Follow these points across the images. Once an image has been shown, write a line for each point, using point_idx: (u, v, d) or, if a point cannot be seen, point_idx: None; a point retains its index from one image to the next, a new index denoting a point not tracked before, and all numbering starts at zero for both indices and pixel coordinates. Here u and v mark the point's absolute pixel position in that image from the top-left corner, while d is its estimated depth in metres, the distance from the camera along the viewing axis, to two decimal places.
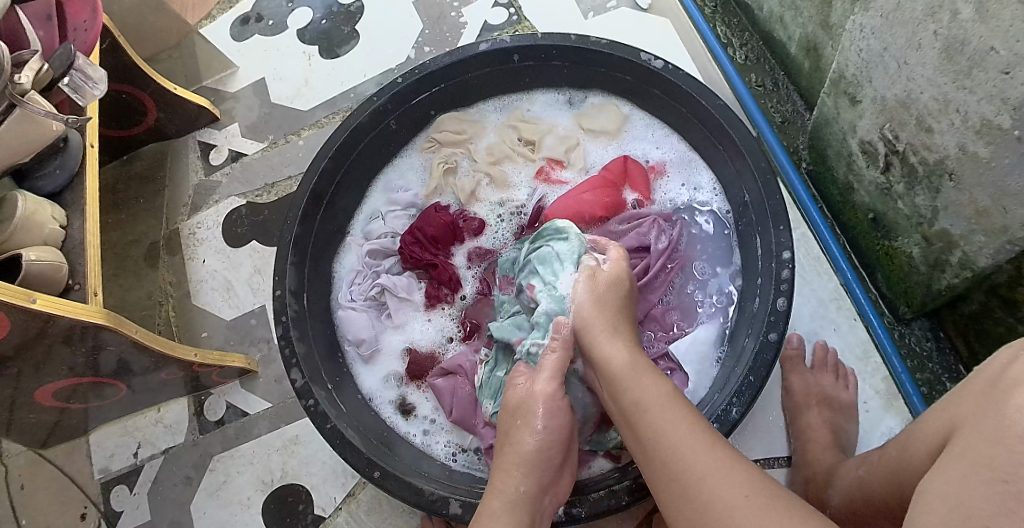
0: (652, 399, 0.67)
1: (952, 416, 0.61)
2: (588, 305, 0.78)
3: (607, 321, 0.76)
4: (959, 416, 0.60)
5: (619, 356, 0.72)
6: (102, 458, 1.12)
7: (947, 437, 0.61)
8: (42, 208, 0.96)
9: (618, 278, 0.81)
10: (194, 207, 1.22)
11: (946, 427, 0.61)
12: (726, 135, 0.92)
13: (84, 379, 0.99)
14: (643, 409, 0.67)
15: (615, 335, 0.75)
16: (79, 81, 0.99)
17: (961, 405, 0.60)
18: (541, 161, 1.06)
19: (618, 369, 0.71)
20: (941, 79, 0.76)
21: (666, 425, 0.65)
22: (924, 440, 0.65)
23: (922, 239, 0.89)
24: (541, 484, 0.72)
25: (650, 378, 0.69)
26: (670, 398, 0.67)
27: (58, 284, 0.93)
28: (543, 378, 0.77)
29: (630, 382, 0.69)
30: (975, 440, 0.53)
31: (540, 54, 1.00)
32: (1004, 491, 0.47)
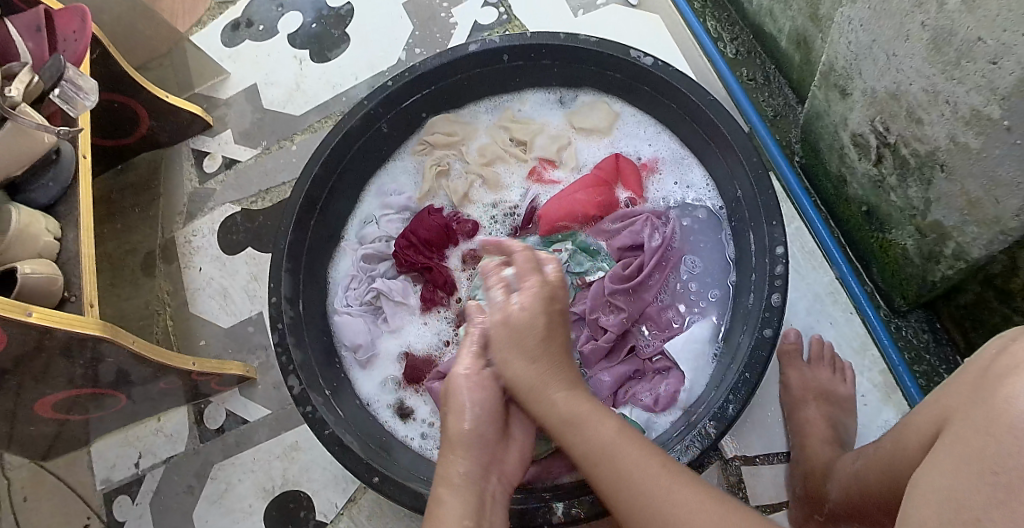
0: (601, 439, 0.67)
1: (944, 408, 0.61)
2: (514, 359, 0.74)
3: (520, 338, 0.74)
4: (951, 408, 0.60)
5: (559, 399, 0.71)
6: (104, 469, 1.12)
7: (938, 428, 0.61)
8: (37, 220, 0.96)
9: (530, 320, 0.74)
10: (189, 215, 1.22)
11: (937, 419, 0.61)
12: (717, 131, 0.91)
13: (83, 390, 1.00)
14: (592, 451, 0.67)
15: (543, 374, 0.73)
16: (70, 92, 1.00)
17: (954, 396, 0.60)
18: (533, 161, 1.05)
19: (554, 409, 0.71)
20: (930, 71, 0.76)
21: (618, 462, 0.65)
22: (917, 433, 0.65)
23: (915, 231, 0.89)
24: (482, 462, 0.72)
25: (590, 413, 0.69)
26: (613, 434, 0.67)
27: (54, 297, 0.93)
28: (463, 360, 0.77)
29: (572, 430, 0.69)
30: (967, 430, 0.53)
31: (530, 53, 1.00)
32: (993, 482, 0.47)
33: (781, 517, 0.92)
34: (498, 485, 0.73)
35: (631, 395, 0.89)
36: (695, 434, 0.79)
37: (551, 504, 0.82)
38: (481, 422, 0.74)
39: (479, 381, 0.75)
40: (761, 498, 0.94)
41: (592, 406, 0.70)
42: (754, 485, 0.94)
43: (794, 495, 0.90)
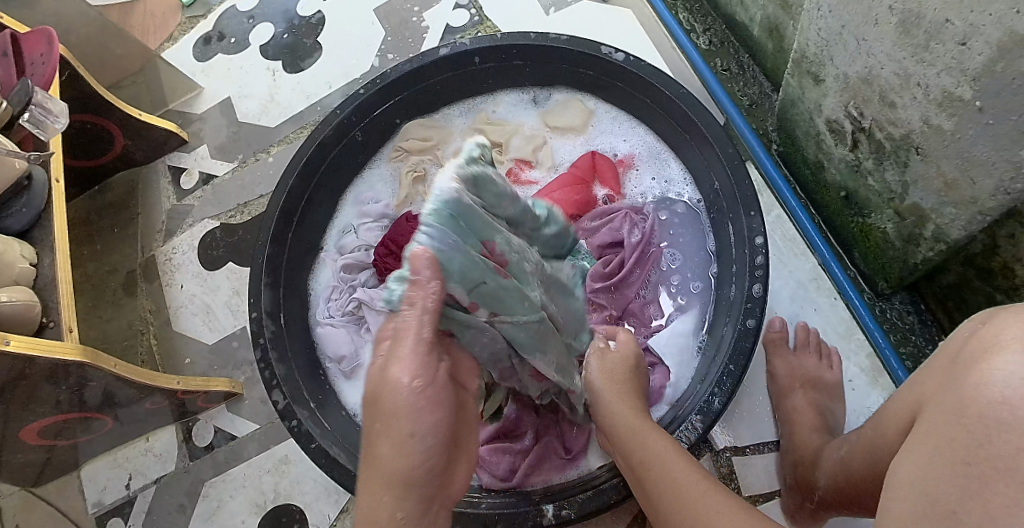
0: (656, 451, 0.71)
1: (917, 395, 0.61)
2: (597, 374, 0.81)
3: (613, 371, 0.81)
4: (924, 393, 0.60)
5: (629, 412, 0.77)
6: (95, 492, 1.12)
7: (913, 414, 0.61)
8: (12, 247, 0.95)
9: (623, 355, 0.82)
10: (168, 232, 1.21)
11: (912, 406, 0.61)
12: (691, 124, 0.91)
13: (69, 415, 0.99)
14: (646, 460, 0.71)
15: (618, 391, 0.79)
16: (40, 116, 0.99)
17: (928, 381, 0.60)
18: (509, 163, 1.03)
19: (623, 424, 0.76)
20: (900, 54, 0.75)
21: (667, 473, 0.69)
22: (894, 417, 0.65)
23: (894, 214, 0.89)
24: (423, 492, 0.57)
25: (650, 429, 0.74)
26: (667, 449, 0.71)
27: (33, 323, 0.92)
28: (403, 360, 0.57)
29: (634, 442, 0.73)
30: (938, 417, 0.52)
31: (501, 54, 0.99)
32: (967, 472, 0.47)
33: (774, 506, 0.92)
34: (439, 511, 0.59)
35: None
36: (682, 429, 0.79)
37: (541, 506, 0.81)
38: (426, 449, 0.57)
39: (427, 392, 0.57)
40: (753, 488, 0.93)
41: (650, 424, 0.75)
42: (746, 476, 0.94)
43: (785, 485, 0.90)
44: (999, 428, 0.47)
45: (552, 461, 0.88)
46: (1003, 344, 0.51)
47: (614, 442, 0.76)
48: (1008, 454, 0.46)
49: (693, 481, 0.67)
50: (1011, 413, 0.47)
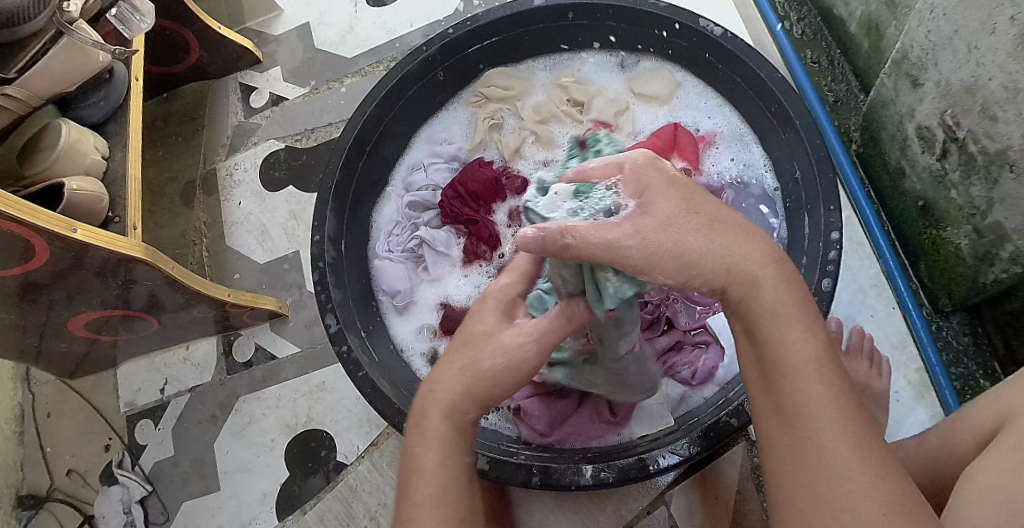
0: (803, 359, 0.56)
1: (1005, 404, 0.63)
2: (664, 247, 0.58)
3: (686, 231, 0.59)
4: (1015, 409, 0.61)
5: (761, 287, 0.59)
6: (130, 392, 1.14)
7: (999, 426, 0.63)
8: (86, 137, 0.94)
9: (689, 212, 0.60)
10: (232, 148, 1.22)
11: (1000, 416, 0.63)
12: (780, 108, 0.90)
13: (116, 312, 1.01)
14: (784, 363, 0.57)
15: (745, 251, 0.59)
16: (127, 13, 0.99)
17: (1020, 395, 0.62)
18: (588, 123, 1.04)
19: (763, 298, 0.58)
20: (1013, 67, 0.74)
21: (809, 389, 0.55)
22: (971, 426, 0.66)
23: (973, 230, 0.88)
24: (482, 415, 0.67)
25: (797, 324, 0.58)
26: (812, 355, 0.56)
27: (98, 215, 0.91)
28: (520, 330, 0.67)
29: (776, 336, 0.58)
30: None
31: (596, 13, 0.98)
32: None
33: None
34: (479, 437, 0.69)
35: (667, 369, 0.90)
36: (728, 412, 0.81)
37: (579, 466, 0.82)
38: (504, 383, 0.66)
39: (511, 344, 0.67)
40: None
41: (797, 311, 0.58)
42: None
43: None
44: None
45: (593, 424, 0.88)
46: None
47: (747, 323, 0.59)
48: None
49: (836, 411, 0.55)
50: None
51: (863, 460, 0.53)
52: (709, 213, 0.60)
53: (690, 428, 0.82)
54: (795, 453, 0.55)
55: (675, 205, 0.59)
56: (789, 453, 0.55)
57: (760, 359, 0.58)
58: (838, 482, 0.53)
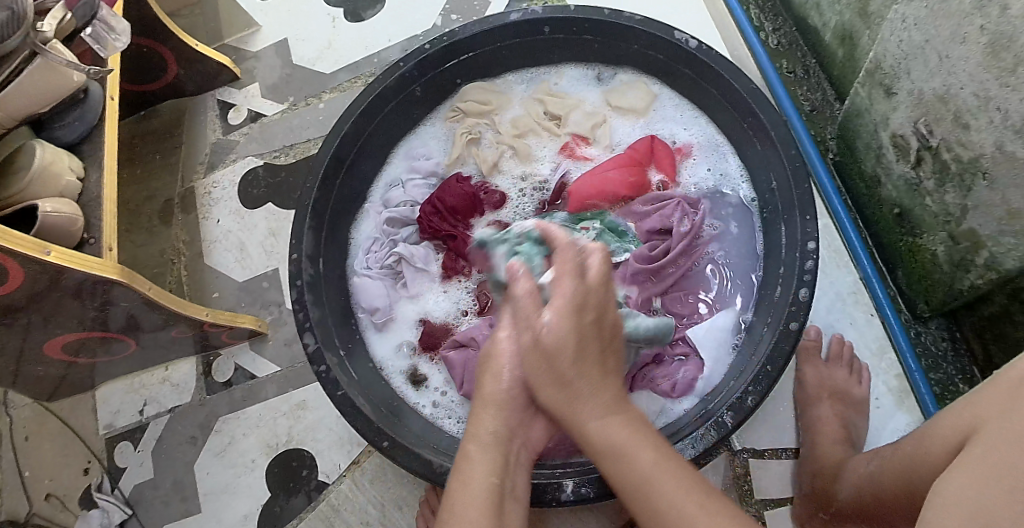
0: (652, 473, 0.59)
1: (973, 414, 0.63)
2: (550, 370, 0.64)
3: (554, 362, 0.64)
4: (981, 417, 0.61)
5: (596, 423, 0.63)
6: (109, 414, 1.12)
7: (967, 437, 0.62)
8: (60, 158, 0.92)
9: (561, 339, 0.64)
10: (210, 166, 1.21)
11: (968, 427, 0.63)
12: (756, 119, 0.91)
13: (93, 334, 1.00)
14: (634, 479, 0.60)
15: (584, 388, 0.64)
16: (102, 32, 0.97)
17: (986, 406, 0.62)
18: (565, 137, 1.04)
19: (598, 440, 0.62)
20: (984, 76, 0.74)
21: (662, 502, 0.58)
22: (941, 437, 0.66)
23: (948, 237, 0.88)
24: (512, 427, 0.68)
25: (635, 439, 0.61)
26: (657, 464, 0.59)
27: (73, 237, 0.89)
28: (507, 324, 0.71)
29: (619, 458, 0.61)
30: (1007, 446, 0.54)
31: (572, 27, 0.98)
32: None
33: (785, 511, 0.94)
34: (521, 453, 0.70)
35: (648, 381, 0.88)
36: (709, 424, 0.80)
37: (560, 481, 0.81)
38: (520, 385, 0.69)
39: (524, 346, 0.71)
40: (766, 492, 0.95)
41: (630, 427, 0.62)
42: (761, 478, 0.96)
43: (800, 492, 0.91)
44: None
45: None
46: None
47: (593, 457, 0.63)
48: None
49: (697, 509, 0.57)
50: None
51: None
52: (588, 355, 0.64)
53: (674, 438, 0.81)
54: None
55: (566, 325, 0.64)
56: None
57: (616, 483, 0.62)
58: None
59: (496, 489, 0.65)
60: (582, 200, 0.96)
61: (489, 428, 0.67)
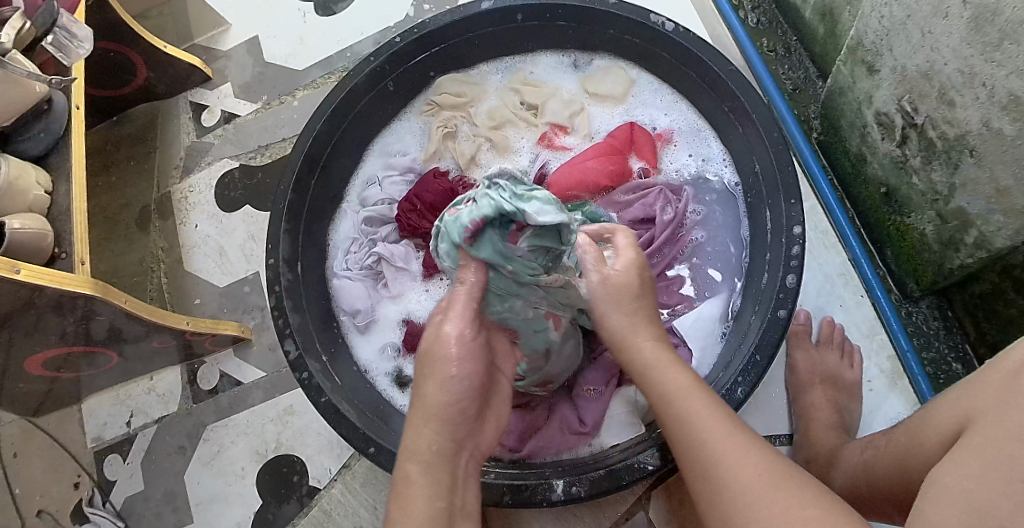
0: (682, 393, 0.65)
1: (968, 404, 0.62)
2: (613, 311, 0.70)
3: (619, 300, 0.70)
4: (973, 408, 0.60)
5: (639, 346, 0.69)
6: (95, 426, 1.10)
7: (961, 428, 0.61)
8: (26, 172, 0.89)
9: (626, 278, 0.71)
10: (186, 170, 1.19)
11: (961, 418, 0.62)
12: (736, 102, 0.89)
13: (73, 348, 0.98)
14: (665, 397, 0.66)
15: (632, 321, 0.70)
16: (63, 39, 0.92)
17: (979, 396, 0.60)
18: (543, 127, 1.02)
19: (640, 358, 0.68)
20: (968, 51, 0.72)
21: (683, 414, 0.64)
22: (933, 428, 0.65)
23: (936, 216, 0.86)
24: (456, 440, 0.65)
25: (666, 365, 0.67)
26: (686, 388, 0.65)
27: (45, 253, 0.87)
28: (454, 318, 0.66)
29: (655, 378, 0.67)
30: (998, 436, 0.52)
31: (546, 13, 0.96)
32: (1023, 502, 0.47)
33: None
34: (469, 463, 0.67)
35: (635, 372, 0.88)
36: None
37: (550, 481, 0.79)
38: (462, 392, 0.65)
39: (470, 345, 0.66)
40: None
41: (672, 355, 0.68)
42: None
43: None
44: None
45: (562, 436, 0.86)
46: None
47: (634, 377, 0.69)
48: None
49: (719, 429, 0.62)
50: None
51: (746, 456, 0.60)
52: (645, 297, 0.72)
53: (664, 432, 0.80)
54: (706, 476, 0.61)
55: (631, 270, 0.72)
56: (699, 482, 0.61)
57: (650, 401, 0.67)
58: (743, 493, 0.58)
59: (441, 512, 0.62)
60: (564, 190, 0.92)
61: (430, 445, 0.64)
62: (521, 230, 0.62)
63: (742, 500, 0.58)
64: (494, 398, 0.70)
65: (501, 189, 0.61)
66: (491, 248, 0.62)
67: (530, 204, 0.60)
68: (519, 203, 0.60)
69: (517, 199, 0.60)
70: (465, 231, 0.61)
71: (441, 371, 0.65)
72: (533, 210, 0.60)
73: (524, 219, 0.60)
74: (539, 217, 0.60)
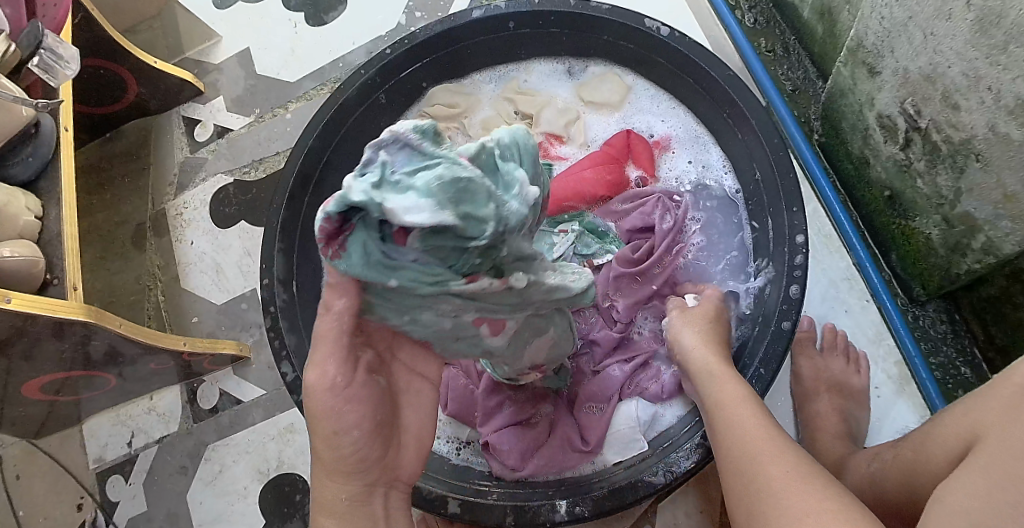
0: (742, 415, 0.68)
1: (975, 419, 0.60)
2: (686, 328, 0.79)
3: (706, 326, 0.79)
4: (980, 426, 0.58)
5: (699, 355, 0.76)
6: (96, 447, 1.10)
7: (968, 446, 0.59)
8: (16, 198, 0.87)
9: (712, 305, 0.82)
10: (180, 186, 1.17)
11: (969, 434, 0.60)
12: (735, 107, 0.87)
13: (72, 372, 0.96)
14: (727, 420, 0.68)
15: (702, 337, 0.78)
16: (49, 61, 0.89)
17: (985, 411, 0.59)
18: (539, 136, 1.01)
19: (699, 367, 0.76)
20: (973, 54, 0.70)
21: (731, 415, 0.68)
22: (940, 442, 0.64)
23: (942, 220, 0.84)
24: (369, 482, 0.60)
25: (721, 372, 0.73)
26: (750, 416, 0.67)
27: (37, 280, 0.86)
28: (317, 363, 0.58)
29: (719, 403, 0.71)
30: (1004, 454, 0.50)
31: (539, 20, 0.94)
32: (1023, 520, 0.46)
33: None
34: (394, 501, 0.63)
35: (636, 385, 0.88)
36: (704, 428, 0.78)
37: (554, 502, 0.78)
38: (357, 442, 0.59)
39: (348, 392, 0.58)
40: None
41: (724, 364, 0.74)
42: None
43: None
44: None
45: (565, 453, 0.85)
46: None
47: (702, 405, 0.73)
48: None
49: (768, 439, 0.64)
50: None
51: (775, 451, 0.62)
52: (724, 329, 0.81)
53: (668, 449, 0.79)
54: (738, 468, 0.63)
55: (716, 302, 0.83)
56: (730, 474, 0.64)
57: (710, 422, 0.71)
58: (766, 483, 0.60)
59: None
60: (560, 202, 0.91)
61: (340, 496, 0.59)
62: (405, 231, 0.50)
63: (763, 488, 0.60)
64: (404, 412, 0.64)
65: (366, 170, 0.48)
66: (368, 243, 0.51)
67: (400, 194, 0.47)
68: (380, 193, 0.46)
69: (381, 186, 0.47)
70: (322, 229, 0.50)
71: (324, 425, 0.58)
72: (398, 199, 0.46)
73: (387, 216, 0.46)
74: (406, 215, 0.46)
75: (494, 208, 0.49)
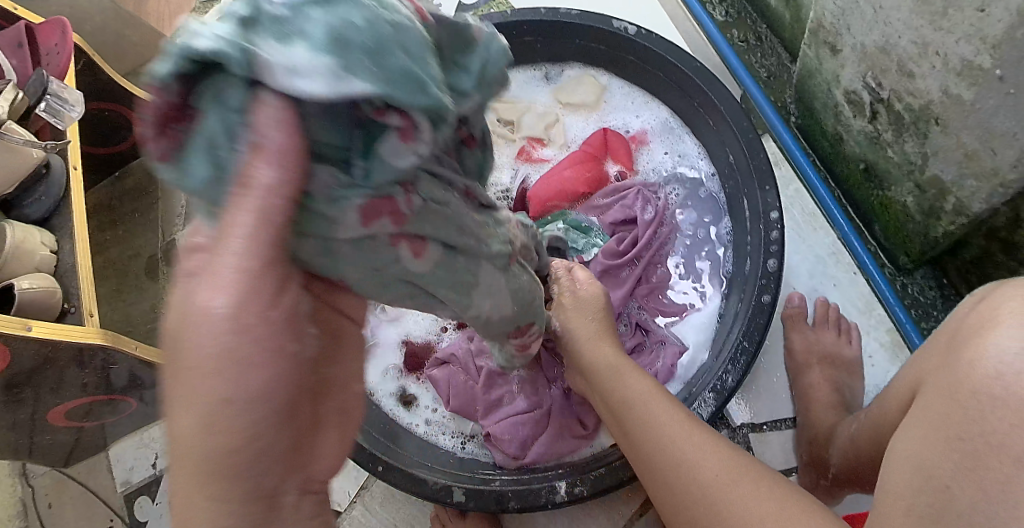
0: (634, 387, 0.73)
1: (918, 370, 0.62)
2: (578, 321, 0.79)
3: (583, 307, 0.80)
4: (924, 371, 0.60)
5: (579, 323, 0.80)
6: (123, 471, 1.14)
7: (914, 393, 0.62)
8: (32, 234, 0.93)
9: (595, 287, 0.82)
10: (188, 216, 1.23)
11: (913, 384, 0.62)
12: (705, 96, 0.90)
13: (97, 397, 1.00)
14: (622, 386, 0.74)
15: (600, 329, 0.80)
16: (56, 105, 0.94)
17: (927, 361, 0.61)
18: (521, 141, 1.05)
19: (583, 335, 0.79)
20: (917, 22, 0.73)
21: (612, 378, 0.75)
22: (896, 395, 0.66)
23: (915, 187, 0.87)
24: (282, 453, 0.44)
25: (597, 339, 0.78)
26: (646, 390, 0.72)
27: (55, 309, 0.91)
28: (223, 280, 0.41)
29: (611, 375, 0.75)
30: (937, 396, 0.52)
31: (511, 31, 0.99)
32: (960, 449, 0.47)
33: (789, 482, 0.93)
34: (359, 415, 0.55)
35: None
36: (695, 406, 0.78)
37: (553, 484, 0.81)
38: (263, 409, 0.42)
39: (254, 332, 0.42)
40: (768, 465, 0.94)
41: (600, 327, 0.80)
42: (763, 451, 0.94)
43: (801, 461, 0.90)
44: (992, 403, 0.47)
45: (564, 438, 0.88)
46: (1002, 318, 0.51)
47: (594, 375, 0.77)
48: (1004, 429, 0.45)
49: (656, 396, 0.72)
50: (1005, 389, 0.46)
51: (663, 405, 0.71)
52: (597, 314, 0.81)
53: None
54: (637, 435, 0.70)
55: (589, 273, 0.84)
56: (626, 437, 0.72)
57: (607, 404, 0.75)
58: (665, 436, 0.68)
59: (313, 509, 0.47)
60: (543, 203, 0.95)
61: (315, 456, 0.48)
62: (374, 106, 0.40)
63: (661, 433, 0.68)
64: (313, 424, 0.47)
65: (250, 21, 0.38)
66: (216, 122, 0.41)
67: (282, 41, 0.38)
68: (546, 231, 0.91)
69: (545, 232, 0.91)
70: (161, 105, 0.41)
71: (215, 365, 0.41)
72: (264, 50, 0.38)
73: (266, 75, 0.38)
74: (295, 81, 0.38)
75: (307, 29, 0.37)
